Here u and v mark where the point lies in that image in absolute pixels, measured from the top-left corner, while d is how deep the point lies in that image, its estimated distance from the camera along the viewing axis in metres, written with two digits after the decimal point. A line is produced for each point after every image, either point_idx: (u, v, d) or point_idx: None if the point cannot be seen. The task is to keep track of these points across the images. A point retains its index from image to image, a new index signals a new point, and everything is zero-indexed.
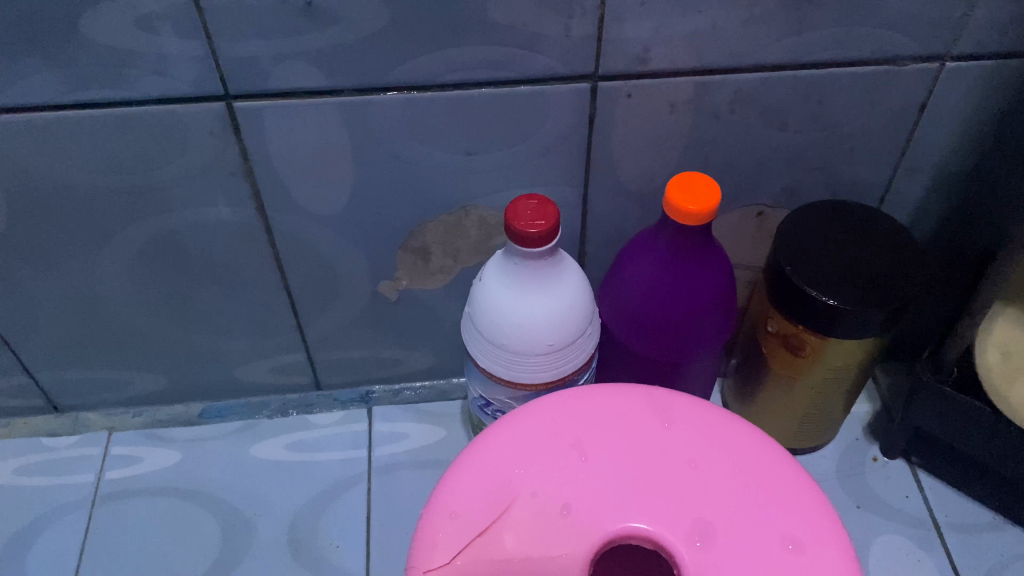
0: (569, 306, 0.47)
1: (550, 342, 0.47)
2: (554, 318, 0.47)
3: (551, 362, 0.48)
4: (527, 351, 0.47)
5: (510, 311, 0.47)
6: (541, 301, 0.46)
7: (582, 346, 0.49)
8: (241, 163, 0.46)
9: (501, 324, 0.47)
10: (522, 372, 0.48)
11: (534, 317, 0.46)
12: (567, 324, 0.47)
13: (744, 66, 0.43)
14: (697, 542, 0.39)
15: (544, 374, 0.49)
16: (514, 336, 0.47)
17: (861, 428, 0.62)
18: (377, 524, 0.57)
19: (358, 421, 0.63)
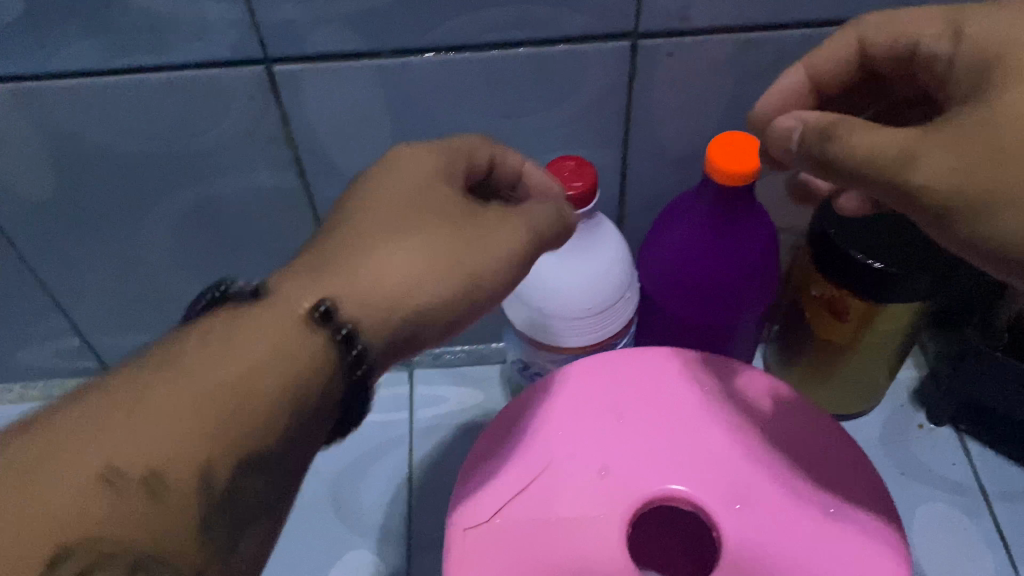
0: (608, 268, 0.47)
1: (591, 304, 0.47)
2: (594, 280, 0.47)
3: (588, 326, 0.48)
4: (568, 314, 0.47)
5: (549, 274, 0.47)
6: (581, 262, 0.46)
7: (620, 310, 0.49)
8: (280, 128, 0.46)
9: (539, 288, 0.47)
10: (563, 335, 0.48)
11: (574, 280, 0.46)
12: (608, 287, 0.47)
13: (789, 22, 0.42)
14: (737, 505, 0.39)
15: (584, 337, 0.48)
16: (554, 300, 0.47)
17: (906, 394, 0.60)
18: (417, 484, 0.58)
19: (399, 384, 0.64)
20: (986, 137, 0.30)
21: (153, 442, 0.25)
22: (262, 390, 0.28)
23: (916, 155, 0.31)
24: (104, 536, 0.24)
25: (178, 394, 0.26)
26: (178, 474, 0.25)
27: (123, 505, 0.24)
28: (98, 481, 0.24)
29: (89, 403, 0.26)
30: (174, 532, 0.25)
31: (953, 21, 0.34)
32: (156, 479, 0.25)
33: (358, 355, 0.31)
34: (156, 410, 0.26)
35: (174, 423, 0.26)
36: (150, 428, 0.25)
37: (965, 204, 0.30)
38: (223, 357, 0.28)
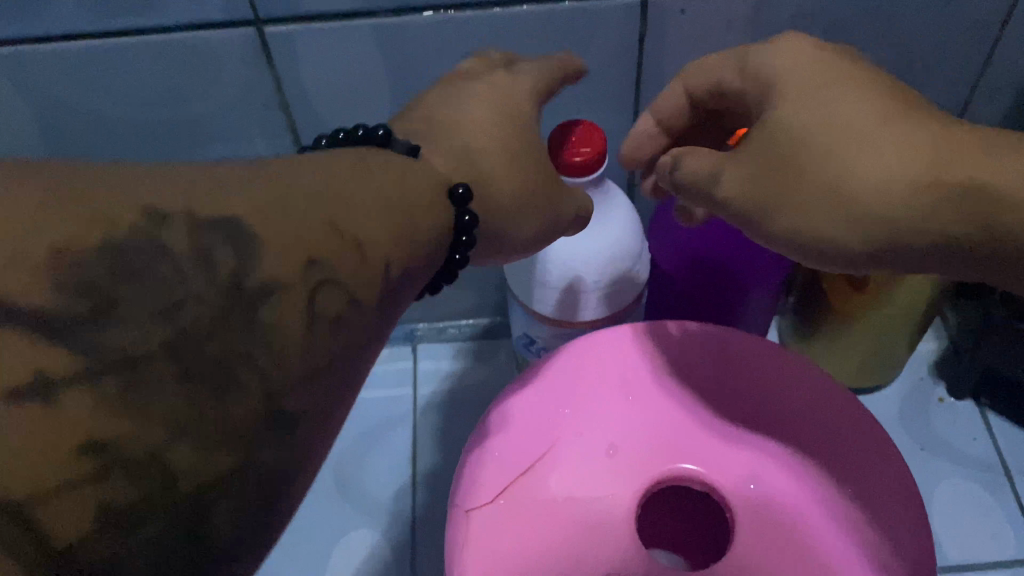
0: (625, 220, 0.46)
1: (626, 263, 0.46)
2: (623, 239, 0.45)
3: (597, 300, 0.46)
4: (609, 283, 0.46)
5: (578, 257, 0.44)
6: (605, 230, 0.45)
7: (631, 283, 0.47)
8: (275, 94, 0.44)
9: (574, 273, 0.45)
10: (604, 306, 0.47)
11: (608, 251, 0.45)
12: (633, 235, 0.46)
13: None
14: (750, 485, 0.38)
15: (624, 297, 0.47)
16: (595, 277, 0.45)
17: (926, 367, 0.58)
18: (421, 461, 0.57)
19: (403, 358, 0.62)
20: (765, 151, 0.33)
21: (371, 217, 0.27)
22: (421, 220, 0.30)
23: (720, 174, 0.35)
24: (337, 264, 0.25)
25: (380, 189, 0.29)
26: (374, 258, 0.27)
27: (346, 254, 0.26)
28: (328, 224, 0.26)
29: (297, 163, 0.28)
30: (375, 288, 0.27)
31: (738, 58, 0.37)
32: (363, 244, 0.26)
33: (466, 236, 0.33)
34: (368, 197, 0.28)
35: (372, 208, 0.28)
36: (366, 205, 0.28)
37: (755, 213, 0.34)
38: (410, 180, 0.31)
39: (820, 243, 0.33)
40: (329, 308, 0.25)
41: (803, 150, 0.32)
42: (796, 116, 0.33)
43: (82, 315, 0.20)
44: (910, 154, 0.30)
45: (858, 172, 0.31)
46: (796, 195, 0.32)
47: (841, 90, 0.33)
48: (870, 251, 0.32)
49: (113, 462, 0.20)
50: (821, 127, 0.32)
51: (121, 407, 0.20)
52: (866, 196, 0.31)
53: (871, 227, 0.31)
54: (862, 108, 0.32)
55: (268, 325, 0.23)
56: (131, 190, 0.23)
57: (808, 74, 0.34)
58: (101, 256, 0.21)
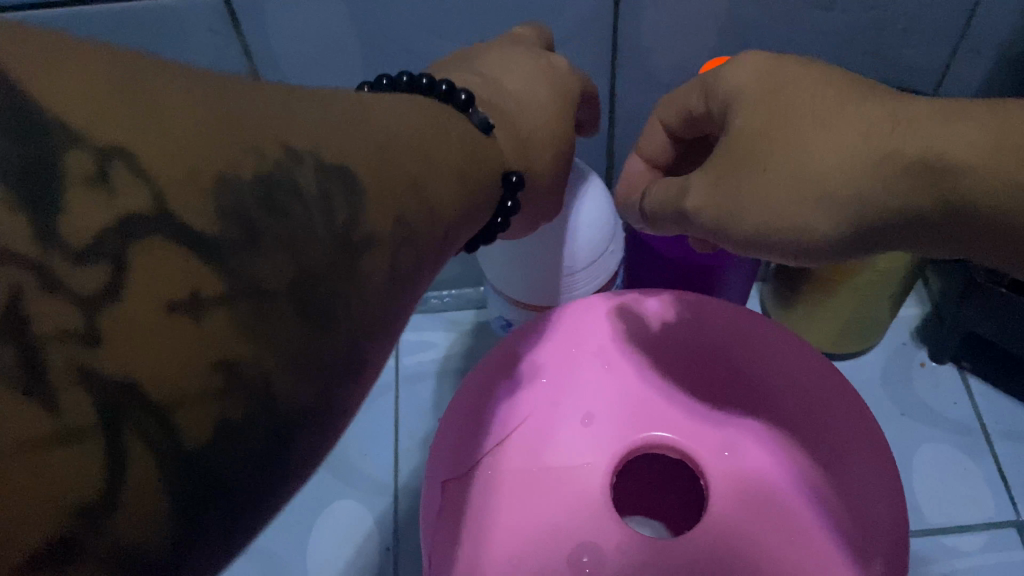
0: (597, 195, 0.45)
1: (604, 239, 0.45)
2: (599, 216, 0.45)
3: (577, 283, 0.46)
4: (589, 262, 0.45)
5: (555, 242, 0.44)
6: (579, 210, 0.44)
7: (607, 263, 0.46)
8: (244, 62, 0.43)
9: (551, 258, 0.44)
10: (588, 286, 0.47)
11: (584, 230, 0.44)
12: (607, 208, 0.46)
13: None
14: (725, 452, 0.38)
15: (607, 273, 0.47)
16: (575, 259, 0.45)
17: (909, 332, 0.58)
18: (404, 431, 0.57)
19: None
20: (721, 159, 0.31)
21: (437, 187, 0.26)
22: (472, 197, 0.29)
23: (685, 185, 0.32)
24: (415, 228, 0.23)
25: (443, 161, 0.27)
26: (438, 215, 0.25)
27: (420, 218, 0.24)
28: (410, 188, 0.24)
29: (378, 114, 0.25)
30: (434, 256, 0.25)
31: (703, 83, 0.34)
32: (430, 209, 0.25)
33: (512, 206, 0.33)
34: (437, 163, 0.26)
35: (439, 180, 0.26)
36: (432, 172, 0.26)
37: (721, 222, 0.31)
38: (466, 154, 0.29)
39: (797, 238, 0.29)
40: (411, 263, 0.23)
41: (761, 147, 0.29)
42: (753, 122, 0.30)
43: (230, 236, 0.17)
44: (862, 131, 0.27)
45: (812, 159, 0.28)
46: (759, 196, 0.29)
47: (798, 87, 0.30)
48: (848, 238, 0.28)
49: (244, 383, 0.17)
50: (778, 127, 0.29)
51: (257, 330, 0.17)
52: (823, 180, 0.27)
53: (838, 207, 0.28)
54: (818, 100, 0.29)
55: (371, 272, 0.21)
56: (267, 116, 0.20)
57: (760, 81, 0.31)
58: (250, 183, 0.18)
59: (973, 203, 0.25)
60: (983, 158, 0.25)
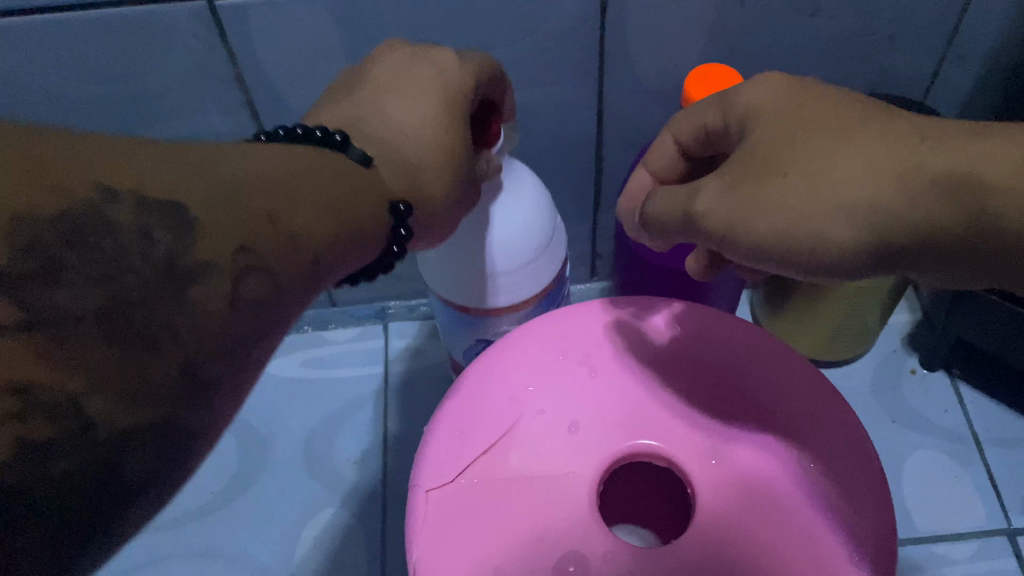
0: (522, 204, 0.44)
1: (527, 250, 0.44)
2: (521, 224, 0.43)
3: (522, 280, 0.45)
4: (509, 272, 0.44)
5: (467, 245, 0.43)
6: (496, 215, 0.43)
7: (549, 260, 0.46)
8: (230, 69, 0.43)
9: (465, 259, 0.43)
10: (509, 297, 0.45)
11: (501, 238, 0.43)
12: (534, 218, 0.44)
13: None
14: (712, 460, 0.38)
15: (536, 288, 0.45)
16: (491, 265, 0.43)
17: (899, 339, 0.58)
18: (393, 439, 0.56)
19: (375, 338, 0.61)
20: (739, 164, 0.29)
21: (307, 214, 0.26)
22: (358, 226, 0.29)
23: (696, 190, 0.29)
24: (272, 255, 0.24)
25: (322, 191, 0.28)
26: (307, 241, 0.26)
27: (274, 246, 0.24)
28: (268, 219, 0.24)
29: (235, 152, 0.26)
30: (300, 285, 0.25)
31: (722, 99, 0.33)
32: (296, 238, 0.25)
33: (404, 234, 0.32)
34: (310, 197, 0.27)
35: (312, 211, 0.27)
36: (303, 206, 0.26)
37: (731, 229, 0.28)
38: (358, 185, 0.30)
39: (810, 248, 0.27)
40: (264, 291, 0.23)
41: (777, 159, 0.28)
42: (772, 132, 0.29)
43: (31, 266, 0.18)
44: (893, 145, 0.25)
45: (837, 169, 0.26)
46: (775, 199, 0.27)
47: (826, 104, 0.28)
48: (867, 256, 0.26)
49: (48, 408, 0.17)
50: (804, 137, 0.28)
51: (61, 358, 0.18)
52: (846, 187, 0.26)
53: (861, 220, 0.25)
54: (847, 116, 0.27)
55: (208, 300, 0.21)
56: (87, 162, 0.21)
57: (784, 98, 0.29)
58: (55, 220, 0.19)
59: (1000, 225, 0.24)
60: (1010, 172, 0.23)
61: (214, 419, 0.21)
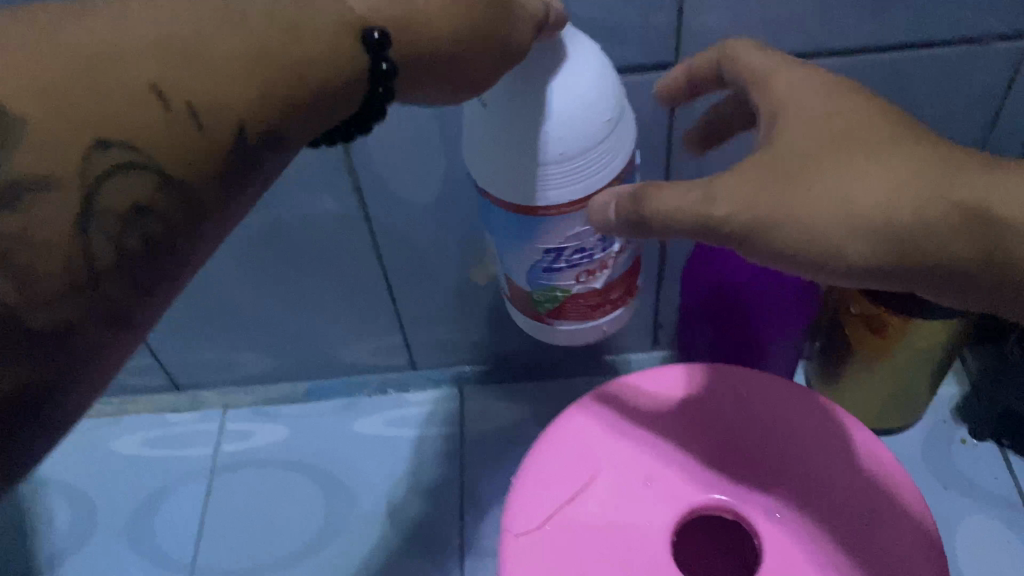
0: (585, 72, 0.31)
1: (595, 131, 0.32)
2: (585, 99, 0.31)
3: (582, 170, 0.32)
4: (573, 160, 0.32)
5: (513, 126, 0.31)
6: (555, 89, 0.31)
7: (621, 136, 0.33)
8: (342, 161, 0.49)
9: (507, 149, 0.32)
10: (568, 193, 0.33)
11: (561, 118, 0.31)
12: (602, 90, 0.32)
13: (821, 51, 0.45)
14: (776, 513, 0.42)
15: (607, 173, 0.33)
16: (542, 154, 0.31)
17: (948, 410, 0.61)
18: (468, 496, 0.60)
19: (450, 401, 0.66)
20: (770, 163, 0.30)
21: (216, 81, 0.25)
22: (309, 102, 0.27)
23: (712, 191, 0.30)
24: (155, 145, 0.24)
25: (242, 43, 0.25)
26: (217, 121, 0.25)
27: (153, 122, 0.24)
28: (150, 91, 0.24)
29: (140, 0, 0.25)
30: (208, 175, 0.26)
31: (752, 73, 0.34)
32: (195, 113, 0.25)
33: (387, 68, 0.28)
34: (224, 57, 0.25)
35: (231, 83, 0.25)
36: (213, 72, 0.25)
37: (763, 228, 0.30)
38: (316, 35, 0.26)
39: (830, 262, 0.30)
40: (142, 198, 0.24)
41: (805, 166, 0.30)
42: (798, 133, 0.31)
43: None
44: (921, 173, 0.29)
45: (869, 190, 0.29)
46: (808, 216, 0.29)
47: (856, 113, 0.31)
48: (884, 273, 0.30)
49: None
50: (836, 149, 0.30)
51: None
52: (874, 211, 0.29)
53: (878, 239, 0.29)
54: (879, 128, 0.30)
55: (40, 212, 0.23)
56: None
57: (817, 96, 0.32)
58: None
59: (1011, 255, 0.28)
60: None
61: (72, 342, 0.24)
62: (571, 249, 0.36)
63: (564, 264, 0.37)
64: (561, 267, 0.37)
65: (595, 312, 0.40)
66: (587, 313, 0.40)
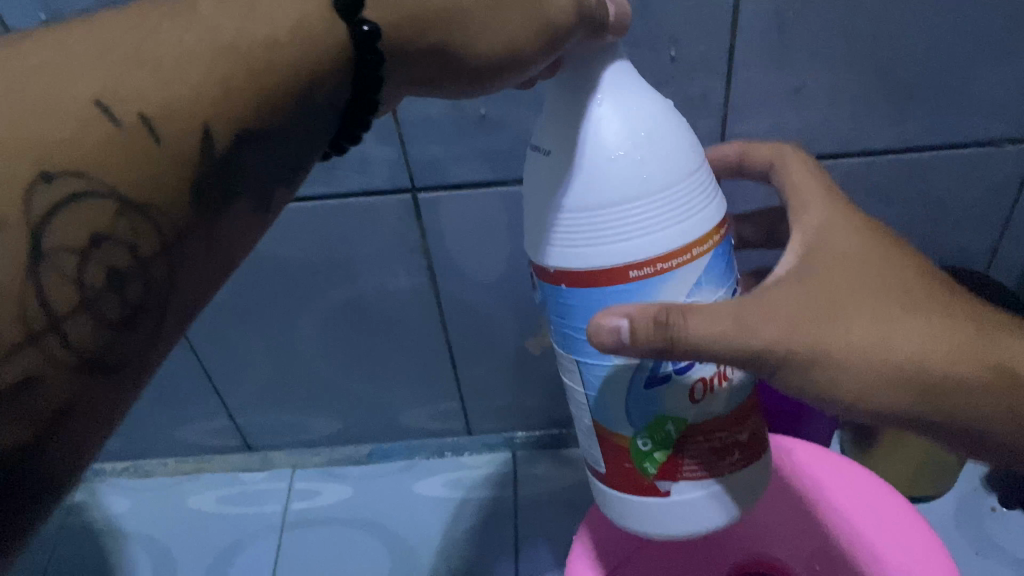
0: (632, 102, 0.33)
1: (663, 164, 0.32)
2: (639, 130, 0.32)
3: (653, 213, 0.32)
4: (650, 197, 0.32)
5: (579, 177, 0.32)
6: (602, 125, 0.32)
7: (691, 184, 0.33)
8: (419, 242, 0.55)
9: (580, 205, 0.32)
10: (646, 241, 0.32)
11: (622, 150, 0.32)
12: (657, 123, 0.33)
13: (852, 152, 0.51)
14: None
15: (700, 216, 0.33)
16: (598, 196, 0.32)
17: (978, 479, 0.65)
18: (522, 554, 0.64)
19: (504, 464, 0.71)
20: (811, 299, 0.33)
21: (176, 88, 0.25)
22: (271, 88, 0.27)
23: (753, 325, 0.31)
24: (104, 169, 0.24)
25: (192, 40, 0.25)
26: (182, 131, 0.25)
27: (102, 138, 0.23)
28: (93, 107, 0.23)
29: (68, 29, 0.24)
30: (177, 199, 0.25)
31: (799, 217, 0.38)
32: (147, 123, 0.24)
33: (369, 33, 0.29)
34: (170, 64, 0.25)
35: (178, 83, 0.25)
36: (161, 77, 0.24)
37: (801, 358, 0.32)
38: (261, 17, 0.26)
39: (855, 399, 0.34)
40: (98, 228, 0.24)
41: (843, 302, 0.33)
42: (841, 272, 0.34)
43: None
44: (944, 333, 0.34)
45: (901, 342, 0.33)
46: (846, 359, 0.33)
47: (875, 258, 0.35)
48: (894, 414, 0.34)
49: None
50: (867, 297, 0.34)
51: None
52: (903, 358, 0.33)
53: (902, 381, 0.33)
54: (900, 279, 0.35)
55: None
56: None
57: (842, 238, 0.36)
58: None
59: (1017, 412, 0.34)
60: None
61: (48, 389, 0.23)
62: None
63: (673, 368, 0.35)
64: (669, 373, 0.35)
65: (718, 465, 0.37)
66: (705, 456, 0.37)
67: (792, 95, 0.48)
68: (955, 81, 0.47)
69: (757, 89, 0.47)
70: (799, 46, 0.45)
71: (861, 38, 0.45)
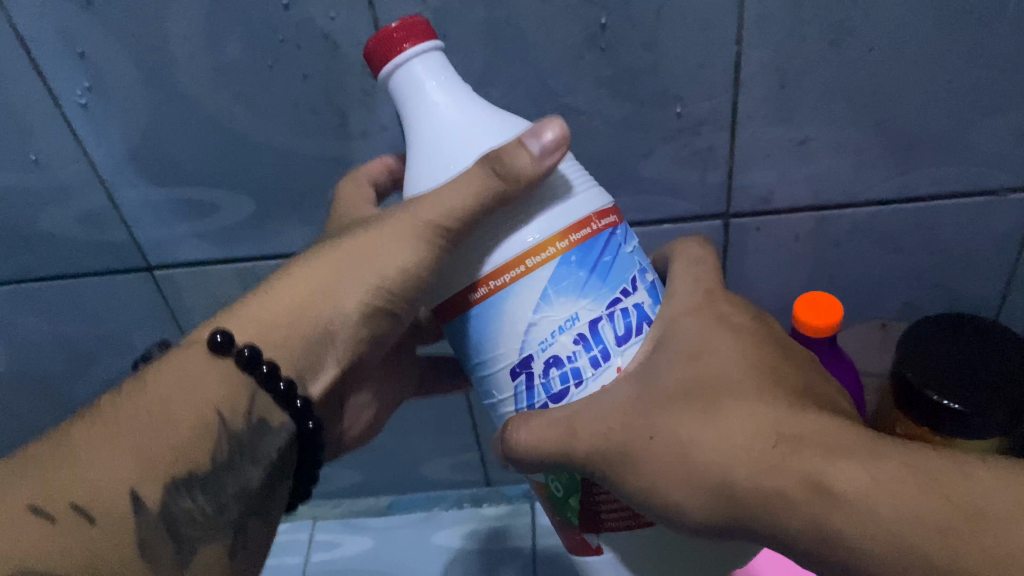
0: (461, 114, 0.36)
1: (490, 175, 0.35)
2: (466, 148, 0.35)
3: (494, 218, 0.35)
4: (474, 207, 0.35)
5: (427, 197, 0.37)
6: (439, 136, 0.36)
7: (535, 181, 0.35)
8: None
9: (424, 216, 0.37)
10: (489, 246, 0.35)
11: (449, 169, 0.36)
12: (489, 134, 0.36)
13: (858, 202, 0.52)
14: None
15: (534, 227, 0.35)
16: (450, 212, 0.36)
17: None
18: None
19: (524, 516, 0.71)
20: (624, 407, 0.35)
21: (109, 475, 0.33)
22: (203, 443, 0.36)
23: (574, 425, 0.35)
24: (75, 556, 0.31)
25: (124, 446, 0.34)
26: (119, 504, 0.33)
27: (44, 533, 0.31)
28: (68, 509, 0.32)
29: (47, 451, 0.33)
30: (125, 563, 0.33)
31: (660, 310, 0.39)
32: (86, 513, 0.32)
33: (270, 370, 0.37)
34: (103, 465, 0.33)
35: (124, 469, 0.33)
36: (101, 473, 0.33)
37: (613, 461, 0.35)
38: (182, 397, 0.36)
39: (668, 511, 0.34)
40: None
41: (655, 414, 0.34)
42: (670, 377, 0.35)
43: None
44: (756, 430, 0.32)
45: (706, 440, 0.33)
46: (651, 464, 0.34)
47: (728, 355, 0.35)
48: (730, 531, 0.33)
49: None
50: (685, 398, 0.34)
51: None
52: (716, 459, 0.32)
53: (718, 491, 0.32)
54: (735, 374, 0.34)
55: None
56: None
57: (692, 332, 0.36)
58: None
59: (831, 537, 0.30)
60: (852, 489, 0.29)
61: None
62: (543, 367, 0.35)
63: (548, 397, 0.36)
64: (545, 401, 0.36)
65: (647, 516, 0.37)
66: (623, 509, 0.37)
67: (795, 149, 0.49)
68: (955, 133, 0.49)
69: (761, 143, 0.49)
70: (800, 101, 0.47)
71: (859, 93, 0.47)
